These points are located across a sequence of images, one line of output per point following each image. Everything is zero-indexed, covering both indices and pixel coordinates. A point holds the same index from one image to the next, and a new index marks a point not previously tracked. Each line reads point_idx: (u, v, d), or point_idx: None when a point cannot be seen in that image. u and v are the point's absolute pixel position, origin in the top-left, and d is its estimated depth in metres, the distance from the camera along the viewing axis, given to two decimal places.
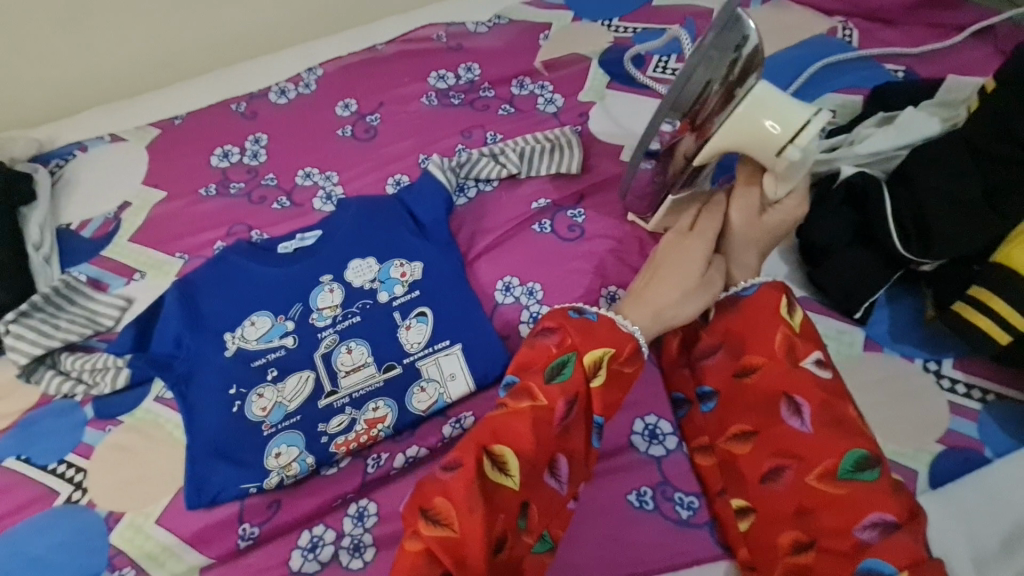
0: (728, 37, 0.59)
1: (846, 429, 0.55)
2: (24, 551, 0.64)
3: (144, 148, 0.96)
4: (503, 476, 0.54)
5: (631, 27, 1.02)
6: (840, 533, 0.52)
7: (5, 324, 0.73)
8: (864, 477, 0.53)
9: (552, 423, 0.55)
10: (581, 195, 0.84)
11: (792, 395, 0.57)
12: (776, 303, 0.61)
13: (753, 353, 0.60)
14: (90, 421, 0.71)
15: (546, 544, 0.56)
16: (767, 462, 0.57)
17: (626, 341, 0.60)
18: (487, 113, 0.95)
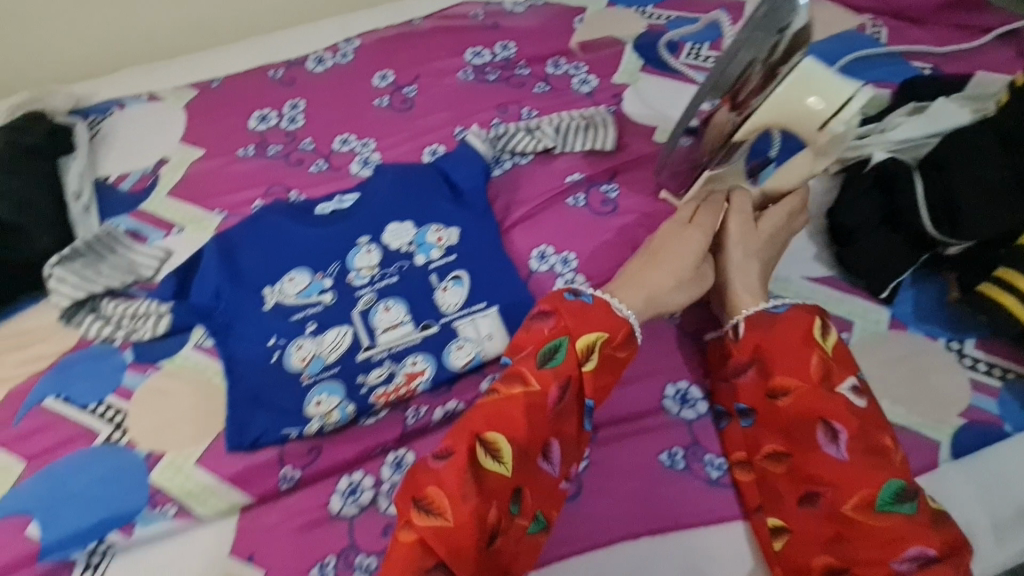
0: (776, 17, 0.59)
1: (883, 457, 0.55)
2: (64, 487, 0.65)
3: (182, 108, 0.97)
4: (495, 463, 0.52)
5: (665, 14, 1.03)
6: (878, 561, 0.52)
7: (49, 267, 0.75)
8: (902, 509, 0.53)
9: (545, 408, 0.54)
10: (615, 171, 0.86)
11: (829, 421, 0.56)
12: (808, 324, 0.60)
13: (786, 376, 0.59)
14: (130, 365, 0.72)
15: (540, 524, 0.56)
16: (803, 486, 0.57)
17: (620, 325, 0.60)
18: (522, 90, 0.96)
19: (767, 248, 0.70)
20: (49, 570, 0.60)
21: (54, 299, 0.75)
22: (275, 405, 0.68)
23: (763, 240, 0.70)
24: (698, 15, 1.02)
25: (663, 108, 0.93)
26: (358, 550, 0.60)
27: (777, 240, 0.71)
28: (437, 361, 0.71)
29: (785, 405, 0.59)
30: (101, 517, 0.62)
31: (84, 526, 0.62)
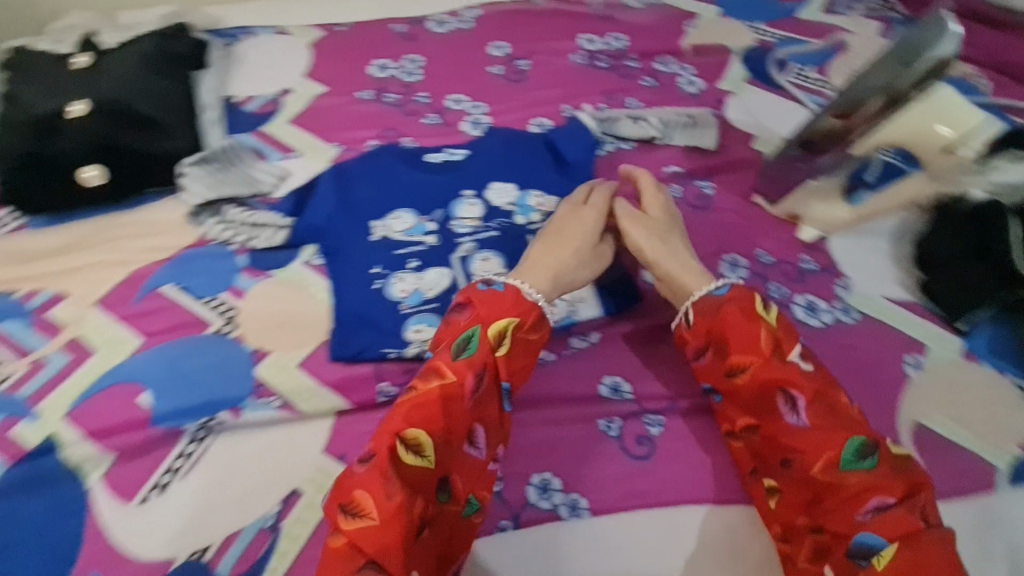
0: (909, 53, 0.65)
1: (839, 417, 0.58)
2: (173, 366, 0.69)
3: (308, 45, 1.01)
4: (418, 458, 0.55)
5: (774, 34, 1.07)
6: (844, 514, 0.55)
7: (185, 166, 0.81)
8: (865, 464, 0.56)
9: (461, 398, 0.57)
10: (713, 169, 0.89)
11: (785, 388, 0.60)
12: (750, 300, 0.65)
13: (741, 354, 0.63)
14: (243, 268, 0.77)
15: (473, 507, 0.58)
16: (775, 455, 0.60)
17: (530, 310, 0.63)
18: (630, 81, 1.00)
19: (675, 231, 0.73)
20: (160, 436, 0.65)
21: (184, 196, 0.81)
22: (377, 327, 0.72)
23: (670, 226, 0.73)
24: (806, 38, 1.05)
25: (764, 119, 0.96)
26: None
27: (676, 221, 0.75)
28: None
29: (742, 381, 0.62)
30: (210, 397, 0.67)
31: (193, 402, 0.67)
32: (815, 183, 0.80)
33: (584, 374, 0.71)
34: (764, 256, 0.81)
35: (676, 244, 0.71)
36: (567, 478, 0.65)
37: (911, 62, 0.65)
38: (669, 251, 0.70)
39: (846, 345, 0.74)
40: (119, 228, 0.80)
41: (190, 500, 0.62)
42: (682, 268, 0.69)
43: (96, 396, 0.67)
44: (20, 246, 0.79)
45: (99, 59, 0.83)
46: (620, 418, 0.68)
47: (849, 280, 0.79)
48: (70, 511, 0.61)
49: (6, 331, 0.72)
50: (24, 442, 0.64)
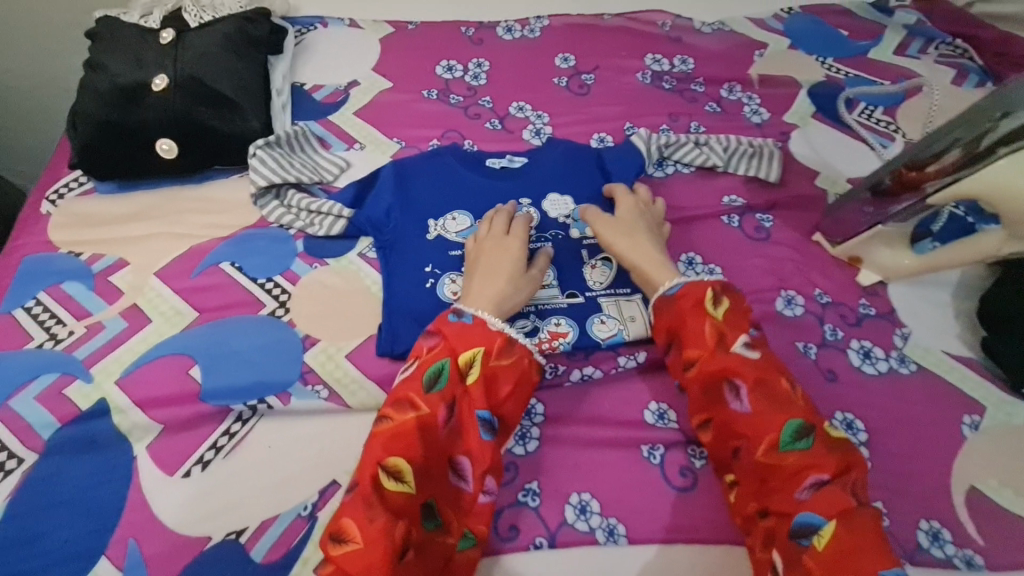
0: (991, 109, 0.65)
1: (780, 403, 0.58)
2: (226, 344, 0.70)
3: (378, 40, 1.02)
4: (399, 485, 0.54)
5: (844, 70, 1.06)
6: (786, 493, 0.54)
7: (255, 148, 0.81)
8: (801, 446, 0.55)
9: (437, 427, 0.57)
10: (774, 203, 0.88)
11: (731, 378, 0.60)
12: (701, 294, 0.64)
13: (691, 347, 0.63)
14: (300, 254, 0.78)
15: (468, 540, 0.57)
16: (722, 445, 0.59)
17: (496, 337, 0.63)
18: (695, 105, 0.99)
19: (647, 224, 0.75)
20: (208, 413, 0.65)
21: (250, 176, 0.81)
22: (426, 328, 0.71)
23: (638, 221, 0.75)
24: (878, 80, 1.04)
25: (828, 156, 0.94)
26: None
27: (647, 216, 0.77)
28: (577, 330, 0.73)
29: (692, 375, 0.62)
30: (260, 379, 0.68)
31: (243, 382, 0.67)
32: (884, 227, 0.77)
33: (630, 398, 0.70)
34: (822, 296, 0.79)
35: (643, 239, 0.73)
36: (607, 502, 0.63)
37: (995, 120, 0.65)
38: (635, 247, 0.72)
39: (902, 396, 0.72)
40: (184, 202, 0.82)
41: (230, 480, 0.62)
42: (650, 261, 0.71)
43: (148, 365, 0.68)
44: (88, 210, 0.81)
45: (181, 35, 0.84)
46: (663, 445, 0.67)
47: (908, 330, 0.77)
48: (115, 476, 0.62)
49: (68, 292, 0.73)
50: (78, 403, 0.65)
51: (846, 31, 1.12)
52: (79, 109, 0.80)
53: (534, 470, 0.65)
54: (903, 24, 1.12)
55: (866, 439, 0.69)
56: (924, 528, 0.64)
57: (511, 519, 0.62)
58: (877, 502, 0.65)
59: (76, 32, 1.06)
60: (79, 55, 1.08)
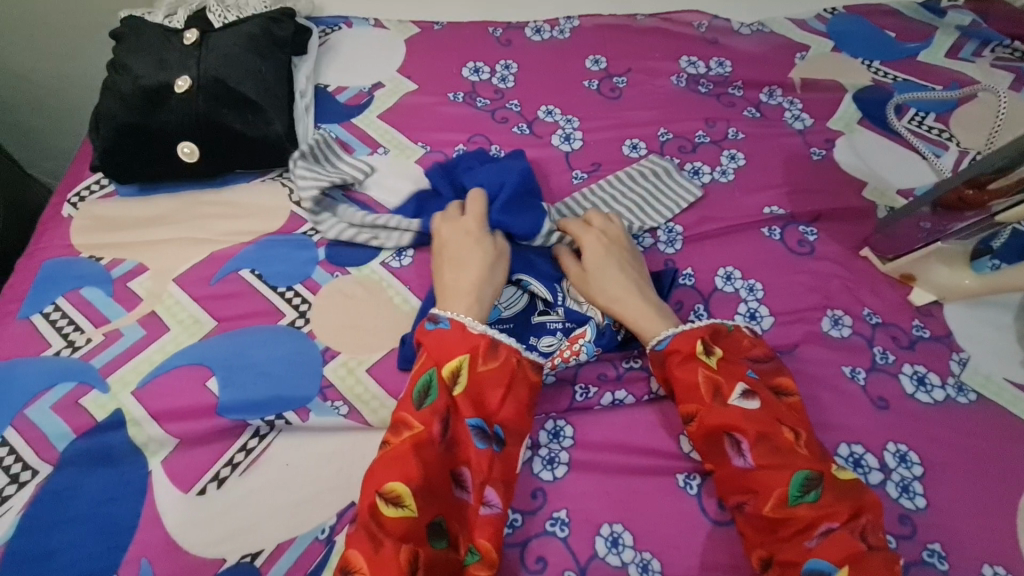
0: None
1: (784, 454, 0.56)
2: (246, 354, 0.68)
3: (403, 40, 0.99)
4: (398, 510, 0.52)
5: (892, 74, 1.00)
6: (795, 543, 0.53)
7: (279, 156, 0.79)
8: (809, 498, 0.54)
9: (430, 444, 0.55)
10: (818, 215, 0.83)
11: (732, 432, 0.58)
12: (693, 344, 0.62)
13: (684, 402, 0.61)
14: (322, 262, 0.75)
15: (474, 556, 0.54)
16: (727, 497, 0.58)
17: (478, 339, 0.60)
18: (733, 110, 0.93)
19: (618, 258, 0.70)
20: (225, 427, 0.63)
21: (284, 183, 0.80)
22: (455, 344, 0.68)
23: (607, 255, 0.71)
24: (929, 85, 0.98)
25: (877, 166, 0.89)
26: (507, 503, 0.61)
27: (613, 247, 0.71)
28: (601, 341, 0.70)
29: (692, 429, 0.60)
30: (279, 393, 0.65)
31: (262, 396, 0.65)
32: (942, 245, 0.73)
33: (665, 422, 0.66)
34: (871, 316, 0.74)
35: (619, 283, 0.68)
36: (640, 534, 0.59)
37: None
38: (617, 294, 0.68)
39: (960, 427, 0.67)
40: (204, 206, 0.80)
41: (245, 499, 0.60)
42: (642, 310, 0.67)
43: (165, 376, 0.66)
44: (109, 213, 0.79)
45: (205, 35, 0.82)
46: (699, 474, 0.63)
47: (966, 355, 0.72)
48: (130, 492, 0.60)
49: (87, 297, 0.72)
50: (93, 414, 0.64)
51: (893, 33, 1.05)
52: (102, 111, 0.79)
53: (563, 498, 0.61)
54: (955, 26, 1.06)
55: (922, 473, 0.64)
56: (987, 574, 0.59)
57: (538, 550, 0.59)
58: (935, 544, 0.60)
59: (102, 31, 1.05)
60: (103, 53, 1.07)
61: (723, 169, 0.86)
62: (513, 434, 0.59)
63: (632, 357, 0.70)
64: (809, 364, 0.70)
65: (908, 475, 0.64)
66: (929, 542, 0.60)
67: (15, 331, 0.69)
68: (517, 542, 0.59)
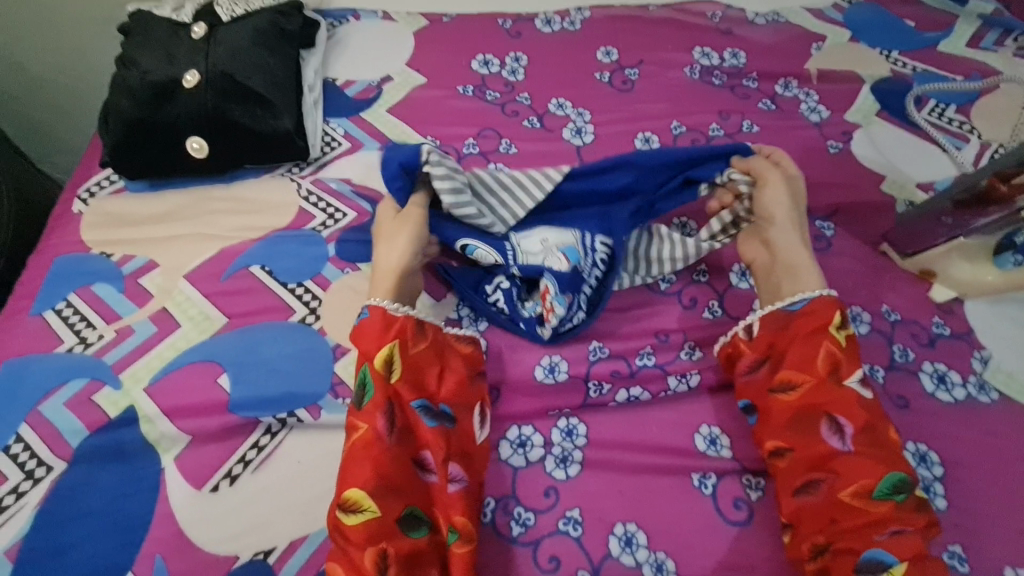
0: None
1: (883, 449, 0.57)
2: (257, 351, 0.67)
3: (411, 33, 0.98)
4: (360, 514, 0.53)
5: (911, 64, 0.97)
6: (861, 535, 0.55)
7: (301, 175, 0.82)
8: (896, 497, 0.55)
9: (378, 440, 0.56)
10: (835, 210, 0.81)
11: (836, 414, 0.59)
12: (828, 317, 0.62)
13: (795, 371, 0.61)
14: (331, 258, 0.75)
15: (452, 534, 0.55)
16: (800, 475, 0.58)
17: (402, 323, 0.61)
18: (747, 102, 0.92)
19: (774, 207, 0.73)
20: (237, 425, 0.63)
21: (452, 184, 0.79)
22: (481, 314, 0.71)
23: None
24: (949, 75, 0.95)
25: (896, 158, 0.87)
26: (519, 501, 0.61)
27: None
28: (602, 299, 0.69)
29: (788, 400, 0.60)
30: (290, 390, 0.65)
31: (273, 393, 0.65)
32: (964, 240, 0.72)
33: (679, 420, 0.65)
34: (890, 313, 0.73)
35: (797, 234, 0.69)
36: (654, 534, 0.59)
37: None
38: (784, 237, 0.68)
39: (981, 427, 0.65)
40: (214, 202, 0.79)
41: (258, 496, 0.60)
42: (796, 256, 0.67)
43: (176, 373, 0.66)
44: (119, 209, 0.79)
45: (213, 29, 0.81)
46: (715, 474, 0.62)
47: (988, 353, 0.70)
48: (143, 488, 0.60)
49: (99, 294, 0.72)
50: (106, 410, 0.64)
51: (912, 22, 1.03)
52: (111, 106, 0.78)
53: (576, 496, 0.61)
54: (977, 14, 1.03)
55: (943, 473, 0.63)
56: None
57: (552, 549, 0.58)
58: (956, 546, 0.59)
59: (110, 26, 1.04)
60: (110, 47, 1.06)
61: None
62: (461, 406, 0.60)
63: (646, 353, 0.68)
64: None
65: (928, 475, 0.62)
66: (950, 545, 0.59)
67: (28, 327, 0.69)
68: (530, 541, 0.59)
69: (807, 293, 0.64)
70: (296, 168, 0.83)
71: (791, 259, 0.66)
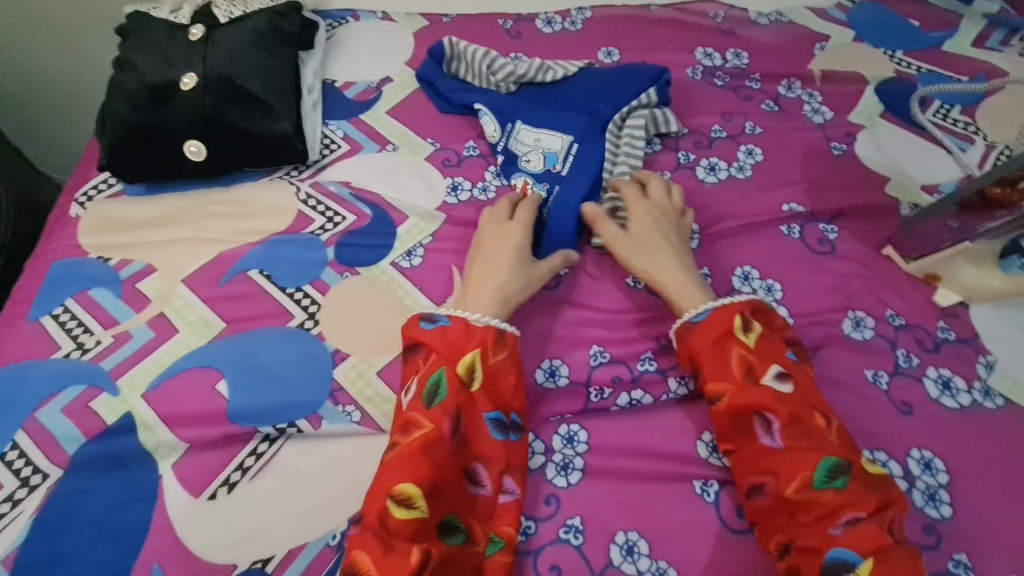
0: None
1: (814, 439, 0.55)
2: (256, 357, 0.67)
3: (411, 34, 0.97)
4: (409, 510, 0.51)
5: (916, 65, 0.96)
6: (817, 531, 0.52)
7: (300, 178, 0.82)
8: (835, 484, 0.53)
9: (442, 442, 0.54)
10: (839, 213, 0.80)
11: (761, 413, 0.56)
12: (729, 320, 0.60)
13: (714, 381, 0.59)
14: (330, 262, 0.74)
15: (495, 544, 0.55)
16: (746, 479, 0.56)
17: (486, 332, 0.60)
18: (750, 103, 0.91)
19: (663, 230, 0.70)
20: (235, 432, 0.63)
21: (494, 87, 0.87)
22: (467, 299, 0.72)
23: (673, 238, 0.69)
24: (954, 76, 0.94)
25: (900, 160, 0.86)
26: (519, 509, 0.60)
27: (663, 219, 0.71)
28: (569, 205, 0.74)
29: (717, 409, 0.59)
30: (288, 397, 0.64)
31: (272, 401, 0.64)
32: (971, 245, 0.70)
33: (681, 427, 0.64)
34: (894, 317, 0.72)
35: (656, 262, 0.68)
36: (656, 542, 0.58)
37: None
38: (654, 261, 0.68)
39: (987, 433, 0.65)
40: (212, 205, 0.79)
41: (257, 504, 0.59)
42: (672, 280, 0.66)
43: (174, 379, 0.66)
44: (116, 213, 0.78)
45: (211, 31, 0.80)
46: (717, 482, 0.61)
47: (993, 358, 0.69)
48: (141, 496, 0.59)
49: (96, 299, 0.71)
50: (103, 417, 0.63)
51: (917, 21, 1.02)
52: (108, 109, 0.77)
53: (577, 504, 0.60)
54: (982, 13, 1.02)
55: (948, 481, 0.62)
56: None
57: (552, 558, 0.58)
58: (961, 555, 0.58)
59: (109, 27, 1.04)
60: (108, 49, 1.06)
61: (740, 165, 0.84)
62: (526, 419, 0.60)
63: (647, 358, 0.68)
64: (830, 367, 0.68)
65: (933, 483, 0.62)
66: (955, 553, 0.58)
67: (25, 332, 0.69)
68: (531, 550, 0.58)
69: (706, 305, 0.63)
70: (295, 171, 0.83)
71: (670, 279, 0.66)
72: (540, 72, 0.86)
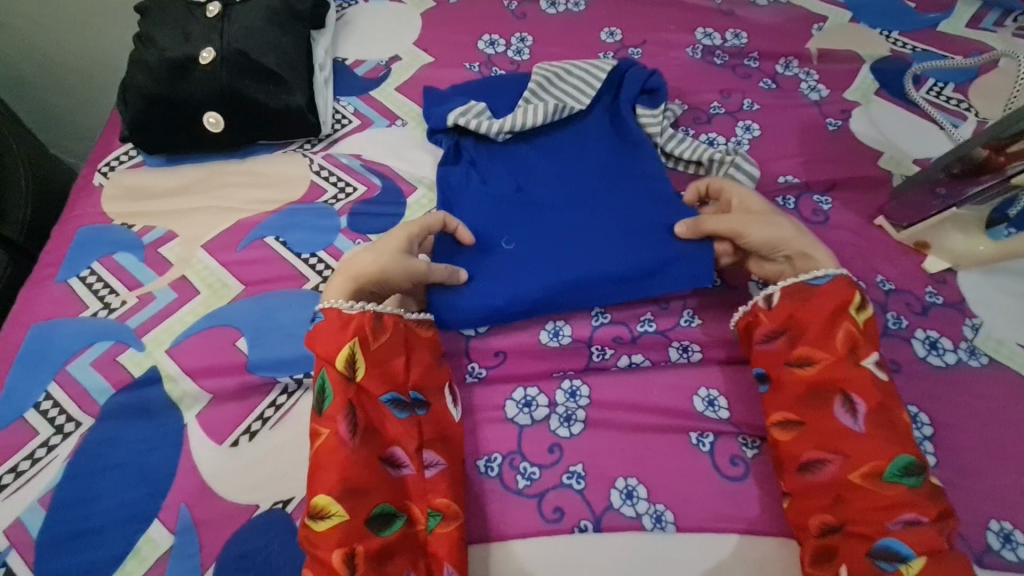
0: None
1: (898, 433, 0.57)
2: (274, 316, 0.70)
3: (418, 15, 1.00)
4: (322, 521, 0.54)
5: (911, 45, 0.99)
6: (876, 520, 0.55)
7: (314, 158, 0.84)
8: (908, 481, 0.55)
9: (339, 445, 0.56)
10: (833, 184, 0.83)
11: (850, 393, 0.59)
12: (849, 296, 0.62)
13: (813, 348, 0.61)
14: (343, 230, 0.77)
15: (434, 519, 0.57)
16: (809, 452, 0.58)
17: (359, 320, 0.61)
18: (748, 82, 0.93)
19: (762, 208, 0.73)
20: (254, 384, 0.66)
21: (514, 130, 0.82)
22: (509, 271, 0.70)
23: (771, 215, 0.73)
24: (948, 55, 0.97)
25: (894, 136, 0.88)
26: (524, 457, 0.64)
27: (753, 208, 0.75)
28: (629, 204, 0.74)
29: (805, 375, 0.60)
30: (305, 353, 0.68)
31: (288, 355, 0.67)
32: (957, 211, 0.73)
33: (679, 383, 0.67)
34: (885, 283, 0.75)
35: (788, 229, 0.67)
36: (654, 487, 0.62)
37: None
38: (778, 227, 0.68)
39: (971, 390, 0.68)
40: (228, 175, 0.82)
41: (276, 450, 0.63)
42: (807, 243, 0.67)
43: (196, 336, 0.69)
44: (137, 183, 0.82)
45: (227, 8, 0.83)
46: (712, 433, 0.65)
47: (979, 321, 0.72)
48: (167, 443, 0.63)
49: (120, 262, 0.75)
50: (130, 371, 0.67)
51: (912, 3, 1.04)
52: (129, 82, 0.80)
53: (579, 453, 0.63)
54: None
55: (932, 433, 0.65)
56: (994, 529, 0.60)
57: (556, 501, 0.61)
58: None
59: (125, 8, 1.06)
60: (124, 28, 1.08)
61: (738, 140, 0.87)
62: (429, 393, 0.62)
63: (647, 320, 0.71)
64: None
65: (918, 435, 0.65)
66: None
67: (54, 293, 0.72)
68: (535, 493, 0.62)
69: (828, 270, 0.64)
70: (309, 144, 0.86)
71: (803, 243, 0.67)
72: (558, 113, 0.82)
